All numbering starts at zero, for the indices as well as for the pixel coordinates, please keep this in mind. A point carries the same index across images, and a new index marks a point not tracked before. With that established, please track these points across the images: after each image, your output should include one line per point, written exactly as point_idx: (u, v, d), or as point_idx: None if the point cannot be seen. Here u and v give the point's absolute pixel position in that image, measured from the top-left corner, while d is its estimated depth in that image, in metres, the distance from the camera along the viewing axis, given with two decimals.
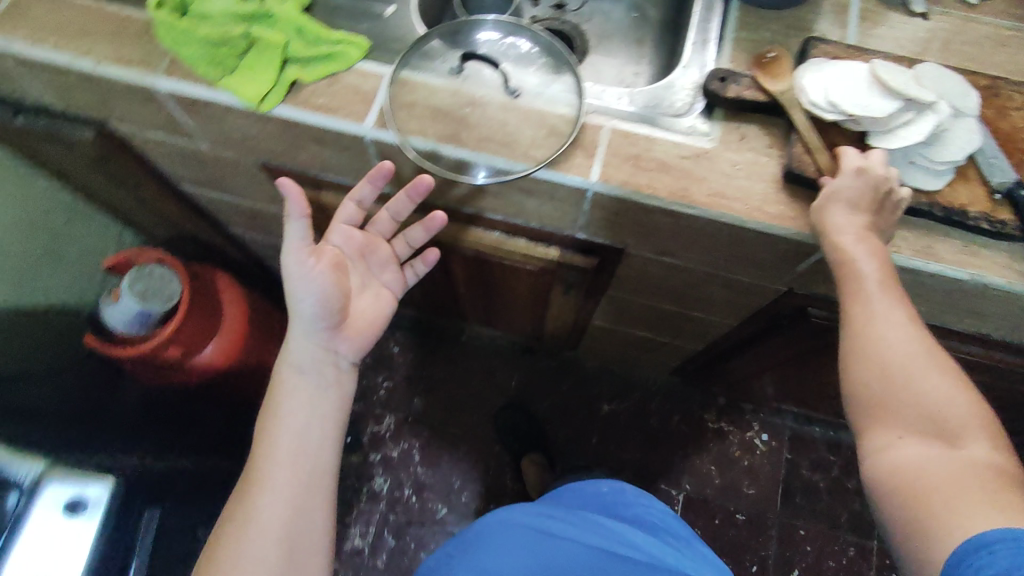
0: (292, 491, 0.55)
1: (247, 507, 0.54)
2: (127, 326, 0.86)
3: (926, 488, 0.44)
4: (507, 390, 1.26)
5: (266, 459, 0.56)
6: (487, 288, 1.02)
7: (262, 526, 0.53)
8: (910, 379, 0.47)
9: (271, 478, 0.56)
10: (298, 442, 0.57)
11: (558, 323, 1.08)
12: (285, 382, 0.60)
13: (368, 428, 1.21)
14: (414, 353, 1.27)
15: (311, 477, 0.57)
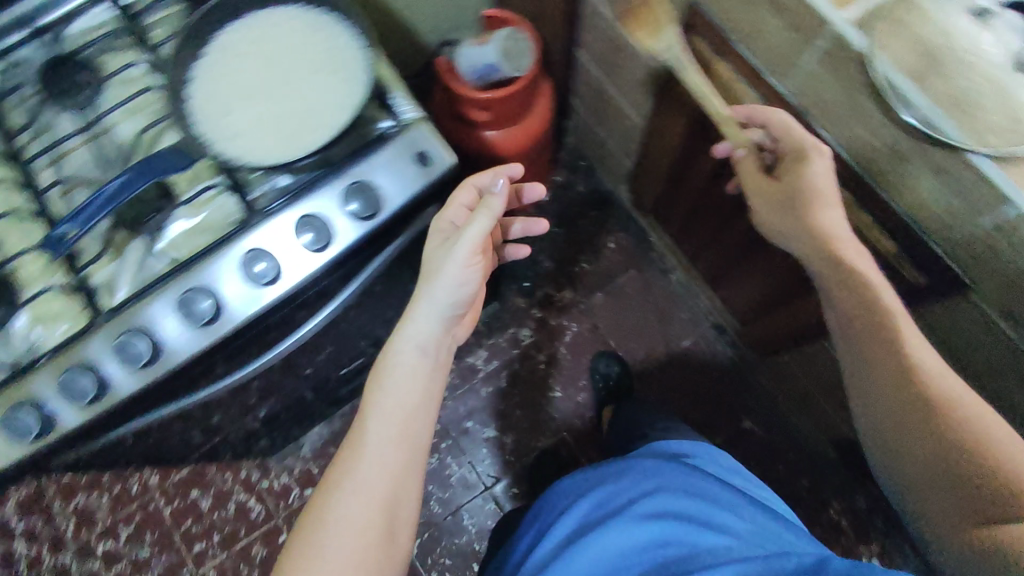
0: (362, 505, 0.58)
1: (325, 510, 0.58)
2: (474, 69, 0.98)
3: (946, 479, 0.58)
4: (675, 346, 1.30)
5: (354, 452, 0.61)
6: (733, 231, 1.01)
7: (358, 489, 0.59)
8: (908, 371, 0.62)
9: (363, 457, 0.60)
10: (399, 435, 0.62)
11: (774, 313, 1.05)
12: (408, 357, 0.64)
13: (544, 288, 1.32)
14: (626, 258, 1.33)
15: (393, 485, 0.60)
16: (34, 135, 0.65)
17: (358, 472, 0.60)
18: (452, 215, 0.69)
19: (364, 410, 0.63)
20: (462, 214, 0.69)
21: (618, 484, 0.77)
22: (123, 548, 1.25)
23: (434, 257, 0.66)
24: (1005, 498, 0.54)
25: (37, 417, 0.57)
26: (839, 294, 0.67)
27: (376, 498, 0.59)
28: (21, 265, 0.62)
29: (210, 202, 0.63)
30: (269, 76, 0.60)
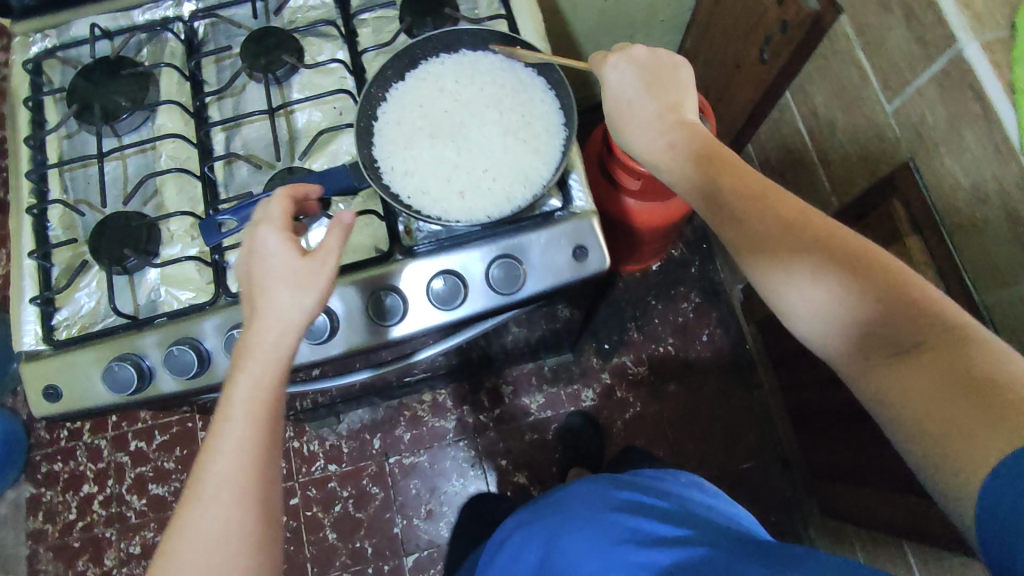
0: (222, 549, 0.45)
1: (180, 516, 0.46)
2: None
3: (944, 389, 0.41)
4: (732, 466, 1.22)
5: (194, 487, 0.46)
6: (836, 394, 0.97)
7: (216, 492, 0.46)
8: (863, 263, 0.45)
9: (208, 489, 0.46)
10: (242, 453, 0.47)
11: (856, 488, 0.98)
12: (269, 324, 0.48)
13: (623, 357, 1.27)
14: (717, 357, 1.26)
15: (246, 528, 0.46)
16: (219, 99, 0.66)
17: (201, 513, 0.45)
18: (268, 235, 0.49)
19: (205, 438, 0.48)
20: (276, 258, 0.49)
21: (545, 519, 0.68)
22: (153, 453, 1.30)
23: (265, 297, 0.49)
24: (978, 395, 0.40)
25: (136, 369, 0.58)
26: (832, 276, 0.46)
27: (234, 536, 0.45)
28: (171, 221, 0.63)
29: (357, 223, 0.61)
30: (461, 125, 0.57)
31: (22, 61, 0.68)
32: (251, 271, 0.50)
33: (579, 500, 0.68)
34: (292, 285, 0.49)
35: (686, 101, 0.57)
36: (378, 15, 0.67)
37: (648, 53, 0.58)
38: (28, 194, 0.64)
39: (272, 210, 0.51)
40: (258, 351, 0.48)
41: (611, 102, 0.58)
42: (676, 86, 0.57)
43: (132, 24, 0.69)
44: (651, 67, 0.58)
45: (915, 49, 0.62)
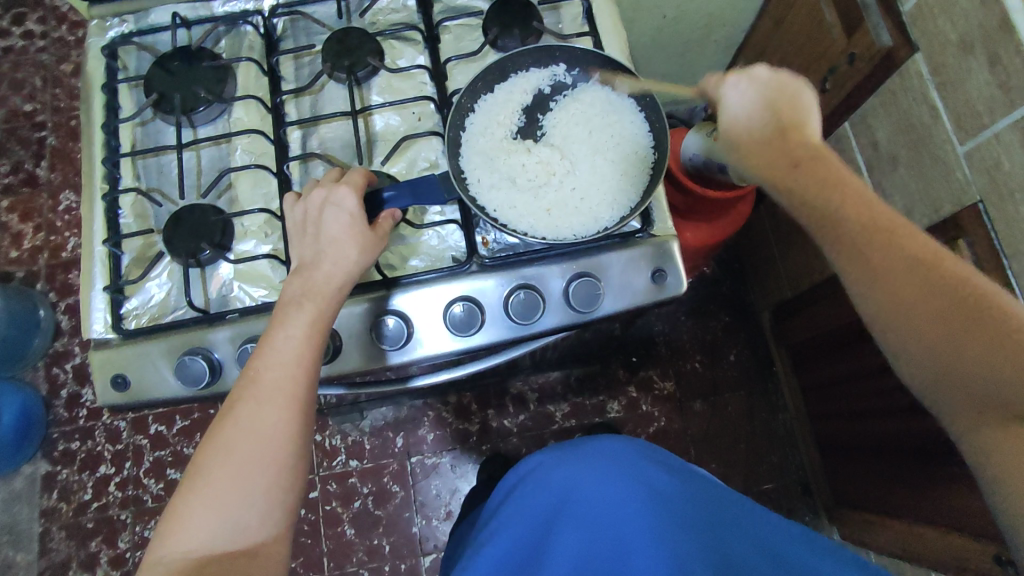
0: (271, 448, 0.47)
1: (199, 476, 0.47)
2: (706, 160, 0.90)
3: (979, 404, 0.48)
4: (752, 486, 1.23)
5: (251, 388, 0.49)
6: (870, 426, 0.96)
7: (240, 455, 0.47)
8: (936, 282, 0.48)
9: (263, 392, 0.49)
10: (296, 363, 0.50)
11: (883, 519, 0.98)
12: (295, 314, 0.51)
13: (649, 371, 1.28)
14: (743, 377, 1.28)
15: (295, 432, 0.49)
16: (296, 96, 0.66)
17: (257, 411, 0.48)
18: (345, 196, 0.54)
19: (263, 339, 0.51)
20: (346, 217, 0.53)
21: (568, 470, 0.76)
22: (173, 438, 1.30)
23: (330, 250, 0.53)
24: (1009, 418, 0.47)
25: (207, 363, 0.57)
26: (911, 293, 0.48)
27: (283, 438, 0.48)
28: (245, 217, 0.62)
29: (434, 232, 0.61)
30: (562, 145, 0.59)
31: (98, 44, 0.67)
32: (318, 222, 0.54)
33: (603, 450, 0.78)
34: (355, 246, 0.53)
35: (810, 122, 0.52)
36: (461, 22, 0.67)
37: (767, 74, 0.52)
38: (101, 179, 0.63)
39: (352, 178, 0.56)
40: (322, 285, 0.52)
41: (725, 121, 0.53)
42: (796, 109, 0.51)
43: (212, 15, 0.68)
44: (771, 89, 0.52)
45: (997, 94, 0.63)
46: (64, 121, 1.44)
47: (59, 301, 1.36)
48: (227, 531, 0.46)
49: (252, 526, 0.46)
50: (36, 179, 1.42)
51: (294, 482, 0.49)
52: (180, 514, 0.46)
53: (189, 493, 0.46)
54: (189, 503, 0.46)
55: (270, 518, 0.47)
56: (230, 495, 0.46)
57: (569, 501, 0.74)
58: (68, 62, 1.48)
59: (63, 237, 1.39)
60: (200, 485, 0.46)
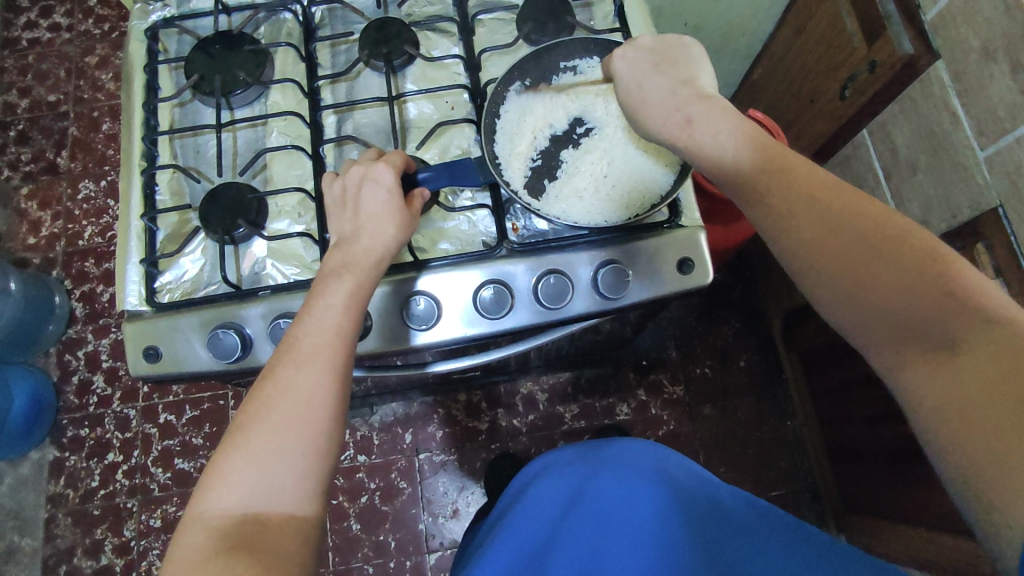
0: (309, 411, 0.48)
1: (240, 434, 0.47)
2: None
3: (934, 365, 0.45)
4: (761, 492, 1.23)
5: (290, 352, 0.50)
6: (881, 433, 0.96)
7: (282, 416, 0.48)
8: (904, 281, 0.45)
9: (303, 356, 0.50)
10: (335, 332, 0.51)
11: (892, 525, 0.98)
12: (334, 284, 0.52)
13: (659, 374, 1.29)
14: (753, 383, 1.28)
15: (335, 396, 0.49)
16: (332, 82, 0.67)
17: (297, 375, 0.49)
18: (383, 171, 0.54)
19: (304, 306, 0.52)
20: (383, 194, 0.54)
21: (588, 464, 0.75)
22: (182, 428, 1.30)
23: (368, 226, 0.54)
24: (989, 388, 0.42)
25: (239, 337, 0.58)
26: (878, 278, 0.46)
27: (321, 402, 0.49)
28: (279, 197, 0.64)
29: (465, 217, 0.63)
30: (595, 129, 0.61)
31: (140, 27, 0.69)
32: (357, 198, 0.55)
33: (622, 452, 0.75)
34: (393, 224, 0.54)
35: (698, 74, 0.55)
36: (496, 15, 0.69)
37: (652, 41, 0.55)
38: (139, 157, 0.64)
39: (391, 156, 0.57)
40: (360, 259, 0.53)
41: (623, 88, 0.55)
42: (682, 64, 0.55)
43: (252, 2, 0.70)
44: (659, 53, 0.55)
45: (1019, 99, 0.64)
46: (86, 112, 1.46)
47: (74, 288, 1.37)
48: (266, 490, 0.46)
49: (289, 488, 0.47)
50: (56, 167, 1.43)
51: (330, 448, 0.49)
52: (220, 471, 0.46)
53: (229, 451, 0.47)
54: (229, 461, 0.46)
55: (306, 483, 0.47)
56: (270, 454, 0.47)
57: (584, 494, 0.73)
58: (92, 55, 1.50)
59: (81, 225, 1.40)
60: (240, 443, 0.47)
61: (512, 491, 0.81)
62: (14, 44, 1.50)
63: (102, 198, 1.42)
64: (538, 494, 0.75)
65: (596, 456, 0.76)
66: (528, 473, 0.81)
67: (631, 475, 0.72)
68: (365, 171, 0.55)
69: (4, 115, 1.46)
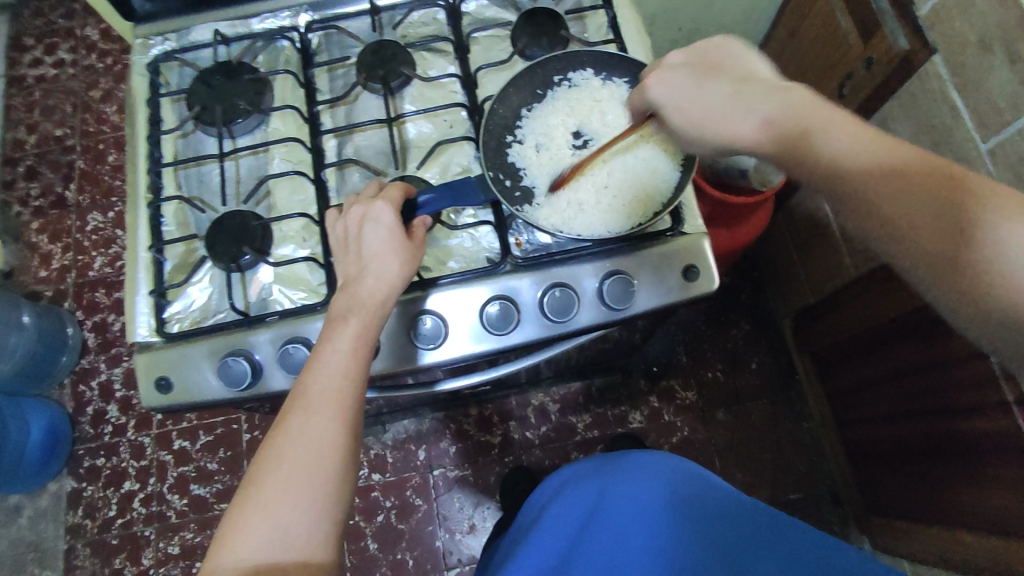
0: (321, 456, 0.48)
1: (252, 485, 0.48)
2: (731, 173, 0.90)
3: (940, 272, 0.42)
4: (780, 496, 1.22)
5: (301, 398, 0.50)
6: (899, 430, 0.95)
7: (293, 465, 0.48)
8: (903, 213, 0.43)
9: (313, 403, 0.50)
10: (344, 375, 0.51)
11: (919, 527, 0.96)
12: (339, 328, 0.52)
13: (671, 380, 1.28)
14: (766, 384, 1.27)
15: (345, 441, 0.50)
16: (331, 106, 0.68)
17: (307, 421, 0.49)
18: (382, 209, 0.55)
19: (313, 351, 0.53)
20: (384, 232, 0.54)
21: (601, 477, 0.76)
22: (197, 453, 1.30)
23: (372, 265, 0.54)
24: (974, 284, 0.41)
25: (249, 364, 0.58)
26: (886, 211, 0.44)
27: (331, 449, 0.49)
28: (282, 222, 0.64)
29: (467, 234, 0.63)
30: (596, 142, 0.62)
31: (141, 61, 0.70)
32: (359, 239, 0.55)
33: (638, 465, 0.75)
34: (396, 259, 0.54)
35: (756, 67, 0.51)
36: (491, 33, 0.69)
37: (684, 55, 0.53)
38: (145, 189, 0.65)
39: (390, 193, 0.57)
40: (368, 298, 0.53)
41: (679, 101, 0.52)
42: (731, 62, 0.52)
43: (249, 31, 0.71)
44: (697, 64, 0.52)
45: (1019, 89, 0.64)
46: (92, 144, 1.48)
47: (85, 318, 1.38)
48: (279, 539, 0.46)
49: (304, 536, 0.47)
50: (65, 201, 1.45)
51: (343, 494, 0.49)
52: (236, 523, 0.46)
53: (244, 503, 0.47)
54: (244, 512, 0.47)
55: (320, 528, 0.47)
56: (283, 503, 0.47)
57: (600, 508, 0.72)
58: (97, 88, 1.52)
59: (90, 256, 1.42)
60: (253, 494, 0.47)
61: (530, 508, 0.81)
62: (21, 82, 1.53)
63: (111, 229, 1.43)
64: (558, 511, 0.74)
65: (610, 467, 0.76)
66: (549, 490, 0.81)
67: (645, 485, 0.72)
68: (365, 212, 0.55)
69: (13, 152, 1.48)
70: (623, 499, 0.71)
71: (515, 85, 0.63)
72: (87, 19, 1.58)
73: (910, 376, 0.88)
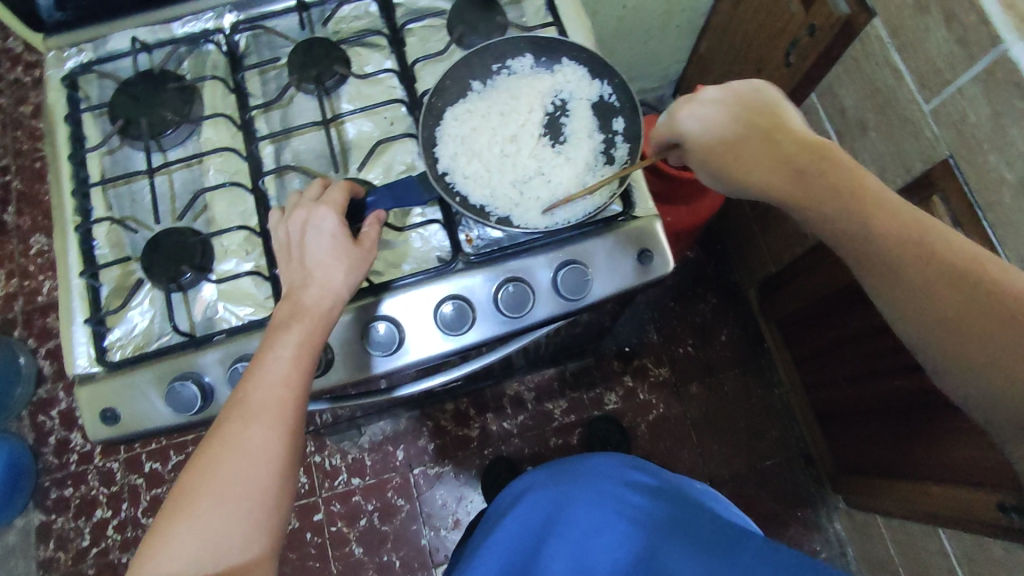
0: (256, 467, 0.47)
1: (184, 498, 0.46)
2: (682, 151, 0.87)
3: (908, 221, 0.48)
4: (756, 463, 1.24)
5: (239, 408, 0.49)
6: (866, 389, 0.96)
7: (229, 477, 0.46)
8: (932, 251, 0.47)
9: (251, 411, 0.48)
10: (285, 384, 0.49)
11: (888, 482, 0.98)
12: (278, 339, 0.50)
13: (642, 358, 1.29)
14: (736, 355, 1.29)
15: (283, 451, 0.48)
16: (265, 111, 0.65)
17: (245, 430, 0.48)
18: (325, 216, 0.53)
19: (254, 358, 0.51)
20: (327, 238, 0.52)
21: (562, 482, 0.75)
22: (169, 475, 1.27)
23: (318, 272, 0.52)
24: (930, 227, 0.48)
25: (198, 388, 0.56)
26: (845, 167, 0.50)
27: (270, 460, 0.47)
28: (223, 236, 0.61)
29: (417, 233, 0.61)
30: (539, 130, 0.61)
31: (57, 76, 0.66)
32: (301, 246, 0.53)
33: (597, 468, 0.76)
34: (342, 267, 0.52)
35: (788, 120, 0.53)
36: (425, 23, 0.67)
37: (723, 91, 0.55)
38: (72, 212, 0.62)
39: (332, 195, 0.54)
40: (312, 309, 0.51)
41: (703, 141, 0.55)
42: (767, 111, 0.54)
43: (172, 37, 0.68)
44: (735, 103, 0.54)
45: (955, 50, 0.64)
46: (28, 163, 1.42)
47: (38, 346, 1.33)
48: (209, 553, 0.44)
49: (237, 549, 0.45)
50: (5, 225, 1.39)
51: (281, 505, 0.48)
52: (165, 536, 0.45)
53: (175, 515, 0.45)
54: (176, 524, 0.45)
55: (254, 541, 0.46)
56: (216, 515, 0.45)
57: (561, 514, 0.71)
58: (27, 103, 1.45)
59: (38, 280, 1.36)
60: (185, 506, 0.45)
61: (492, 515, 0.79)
62: None
63: (57, 250, 1.37)
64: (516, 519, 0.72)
65: (577, 464, 0.77)
66: (505, 499, 0.79)
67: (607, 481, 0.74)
68: (308, 219, 0.53)
69: None
70: (578, 501, 0.72)
71: (452, 77, 0.61)
72: (10, 30, 1.49)
73: (873, 338, 0.89)
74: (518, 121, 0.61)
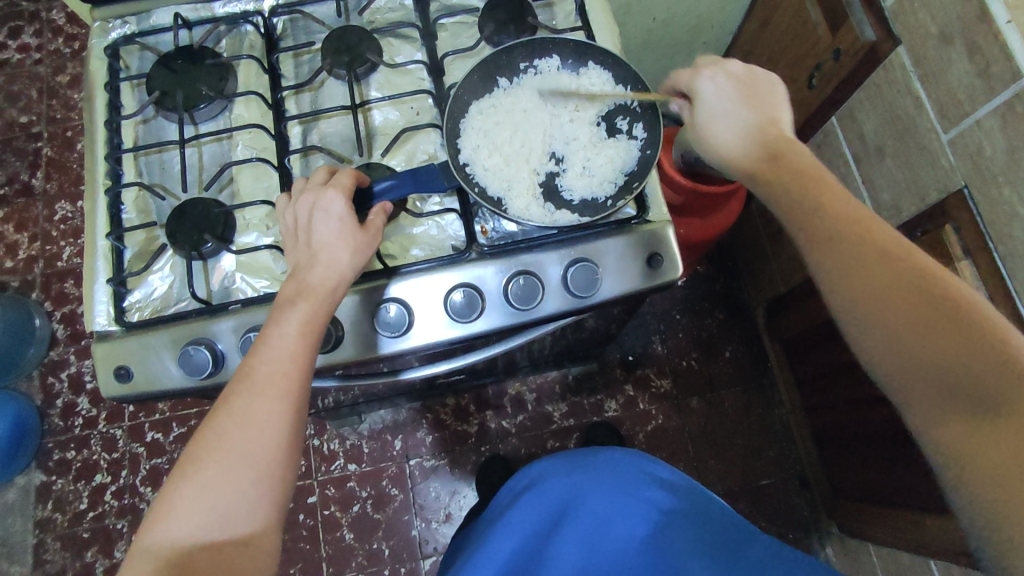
0: (261, 438, 0.48)
1: (190, 467, 0.47)
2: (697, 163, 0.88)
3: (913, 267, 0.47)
4: (751, 482, 1.24)
5: (245, 382, 0.50)
6: (867, 415, 0.96)
7: (233, 447, 0.48)
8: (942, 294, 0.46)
9: (256, 385, 0.50)
10: (290, 360, 0.51)
11: (884, 510, 0.98)
12: (284, 317, 0.52)
13: (645, 368, 1.29)
14: (739, 373, 1.29)
15: (286, 424, 0.49)
16: (296, 93, 0.67)
17: (249, 403, 0.49)
18: (332, 199, 0.54)
19: (261, 334, 0.52)
20: (334, 222, 0.54)
21: (575, 474, 0.76)
22: (170, 446, 1.29)
23: (322, 254, 0.53)
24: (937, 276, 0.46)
25: (211, 353, 0.58)
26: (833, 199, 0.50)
27: (272, 432, 0.48)
28: (246, 210, 0.63)
29: (433, 221, 0.63)
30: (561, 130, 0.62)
31: (100, 45, 0.69)
32: (308, 229, 0.54)
33: (611, 464, 0.77)
34: (346, 250, 0.54)
35: (782, 117, 0.56)
36: (458, 19, 0.68)
37: (742, 70, 0.57)
38: (104, 175, 0.64)
39: (339, 180, 0.56)
40: (320, 289, 0.52)
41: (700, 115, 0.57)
42: (771, 100, 0.56)
43: (213, 15, 0.70)
44: (744, 83, 0.56)
45: (976, 82, 0.65)
46: (60, 131, 1.45)
47: (54, 310, 1.36)
48: (213, 519, 0.46)
49: (241, 517, 0.47)
50: (32, 189, 1.42)
51: (284, 477, 0.49)
52: (171, 501, 0.46)
53: (181, 483, 0.47)
54: (182, 490, 0.46)
55: (257, 511, 0.47)
56: (220, 483, 0.47)
57: (571, 506, 0.73)
58: (64, 73, 1.48)
59: (59, 246, 1.39)
60: (191, 473, 0.47)
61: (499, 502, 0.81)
62: None
63: (80, 218, 1.40)
64: (524, 509, 0.74)
65: (590, 456, 0.78)
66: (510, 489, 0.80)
67: (619, 475, 0.75)
68: (314, 202, 0.55)
69: None
70: (588, 495, 0.73)
71: (479, 73, 0.62)
72: (54, 2, 1.54)
73: None
74: (542, 119, 0.62)
